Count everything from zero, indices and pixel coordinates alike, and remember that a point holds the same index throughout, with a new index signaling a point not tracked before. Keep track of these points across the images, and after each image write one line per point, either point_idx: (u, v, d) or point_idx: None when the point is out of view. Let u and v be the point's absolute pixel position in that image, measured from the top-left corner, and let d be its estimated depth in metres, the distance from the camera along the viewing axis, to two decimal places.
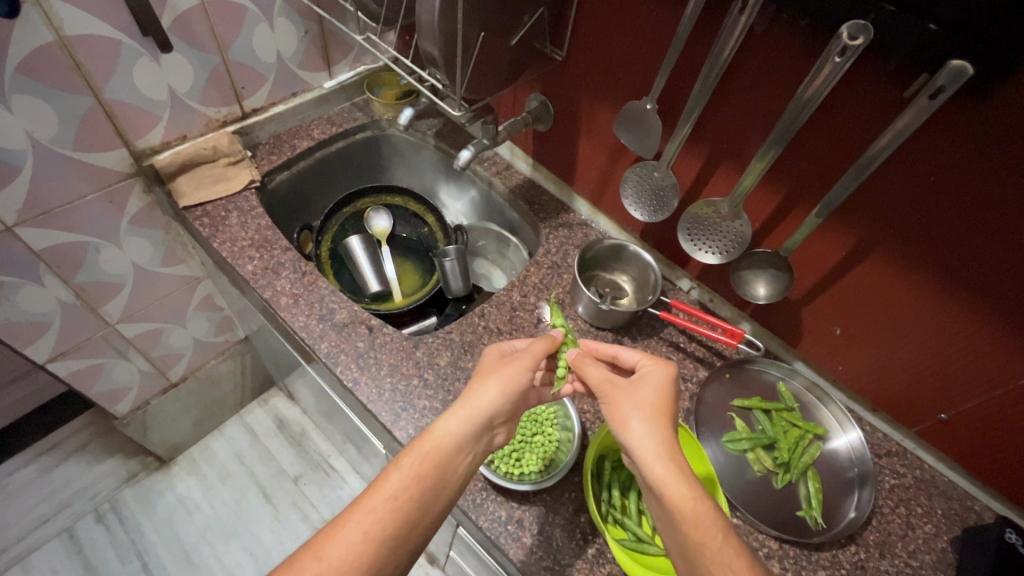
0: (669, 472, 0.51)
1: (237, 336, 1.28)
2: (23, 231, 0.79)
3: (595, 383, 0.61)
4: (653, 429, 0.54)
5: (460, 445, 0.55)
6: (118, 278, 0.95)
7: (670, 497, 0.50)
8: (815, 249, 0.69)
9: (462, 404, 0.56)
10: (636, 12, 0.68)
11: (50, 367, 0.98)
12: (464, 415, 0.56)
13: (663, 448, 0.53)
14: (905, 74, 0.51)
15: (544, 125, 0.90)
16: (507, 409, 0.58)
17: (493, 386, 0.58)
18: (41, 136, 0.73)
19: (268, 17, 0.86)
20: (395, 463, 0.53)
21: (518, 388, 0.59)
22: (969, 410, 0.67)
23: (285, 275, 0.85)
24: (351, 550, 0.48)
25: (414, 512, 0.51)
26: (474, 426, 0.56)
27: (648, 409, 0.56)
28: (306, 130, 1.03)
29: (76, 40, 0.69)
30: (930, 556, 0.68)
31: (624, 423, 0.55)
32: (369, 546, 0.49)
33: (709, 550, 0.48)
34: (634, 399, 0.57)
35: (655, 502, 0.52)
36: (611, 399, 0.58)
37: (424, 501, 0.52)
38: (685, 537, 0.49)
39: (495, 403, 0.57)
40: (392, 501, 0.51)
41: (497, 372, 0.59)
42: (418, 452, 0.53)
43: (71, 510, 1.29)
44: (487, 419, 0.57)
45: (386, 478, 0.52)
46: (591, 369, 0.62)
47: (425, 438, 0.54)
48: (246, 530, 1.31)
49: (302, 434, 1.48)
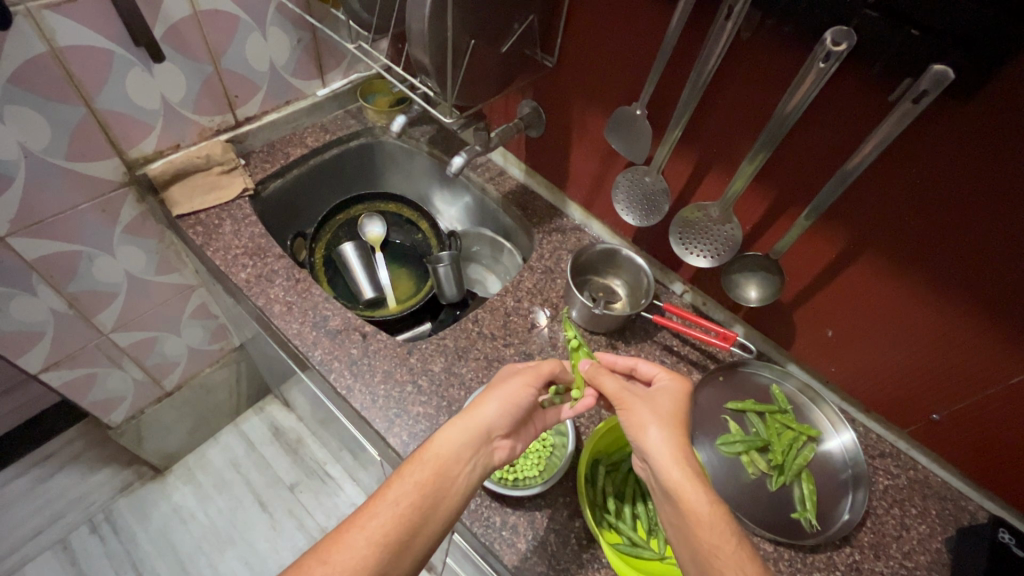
0: (685, 476, 0.52)
1: (232, 343, 1.28)
2: (16, 241, 0.78)
3: (611, 393, 0.60)
4: (668, 436, 0.55)
5: (460, 454, 0.55)
6: (111, 287, 0.95)
7: (687, 502, 0.50)
8: (805, 255, 0.69)
9: (462, 417, 0.57)
10: (626, 19, 0.69)
11: (43, 377, 0.97)
12: (464, 426, 0.56)
13: (679, 455, 0.53)
14: (889, 80, 0.51)
15: (535, 132, 0.91)
16: (506, 422, 0.59)
17: (495, 402, 0.58)
18: (33, 145, 0.73)
19: (260, 26, 0.86)
20: (397, 473, 0.53)
21: (516, 402, 0.59)
22: (960, 411, 0.67)
23: (278, 282, 0.85)
24: (355, 556, 0.48)
25: (418, 519, 0.51)
26: (472, 435, 0.56)
27: (664, 415, 0.57)
28: (300, 138, 1.04)
29: (68, 50, 0.69)
30: (926, 557, 0.68)
31: (641, 429, 0.56)
32: (373, 553, 0.48)
33: (723, 554, 0.48)
34: (652, 406, 0.58)
35: (667, 506, 0.53)
36: (625, 406, 0.58)
37: (426, 509, 0.52)
38: (697, 541, 0.49)
39: (494, 413, 0.58)
40: (396, 508, 0.51)
41: (498, 388, 0.60)
42: (420, 461, 0.54)
43: (66, 520, 1.28)
44: (487, 430, 0.57)
45: (389, 485, 0.52)
46: (606, 380, 0.61)
47: (426, 448, 0.55)
48: (243, 539, 1.31)
49: (298, 442, 1.47)
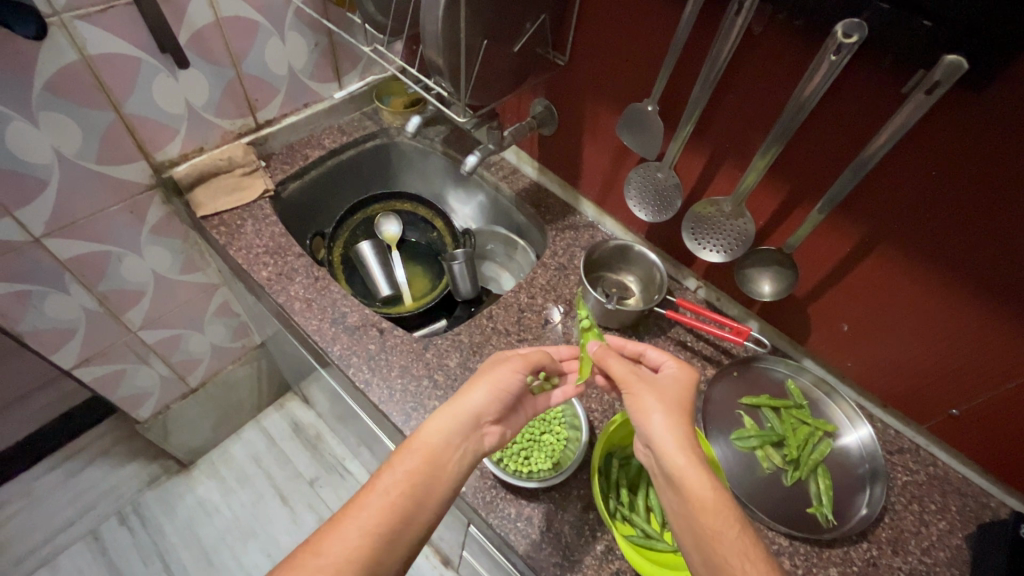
0: (690, 462, 0.52)
1: (253, 341, 1.32)
2: (50, 242, 0.82)
3: (618, 376, 0.60)
4: (673, 423, 0.55)
5: (449, 441, 0.56)
6: (138, 286, 0.99)
7: (691, 488, 0.51)
8: (819, 248, 0.69)
9: (450, 405, 0.58)
10: (636, 16, 0.70)
11: (76, 373, 1.01)
12: (452, 414, 0.57)
13: (683, 441, 0.54)
14: (901, 72, 0.52)
15: (548, 130, 0.92)
16: (495, 409, 0.60)
17: (484, 389, 0.59)
18: (66, 150, 0.76)
19: (279, 31, 0.89)
20: (388, 463, 0.55)
21: (505, 388, 0.60)
22: (977, 405, 0.67)
23: (298, 280, 0.88)
24: (348, 546, 0.49)
25: (408, 507, 0.52)
26: (460, 422, 0.57)
27: (671, 403, 0.57)
28: (317, 140, 1.06)
29: (97, 58, 0.72)
30: (944, 553, 0.68)
31: (644, 415, 0.56)
32: (365, 542, 0.49)
33: (727, 539, 0.49)
34: (658, 393, 0.58)
35: (671, 492, 0.53)
36: (633, 392, 0.58)
37: (417, 498, 0.53)
38: (701, 527, 0.50)
39: (482, 400, 0.59)
40: (386, 498, 0.52)
41: (485, 375, 0.61)
42: (408, 451, 0.55)
43: (96, 512, 1.33)
44: (476, 416, 0.58)
45: (380, 476, 0.54)
46: (614, 363, 0.61)
47: (415, 438, 0.56)
48: (265, 532, 1.34)
49: (317, 437, 1.50)
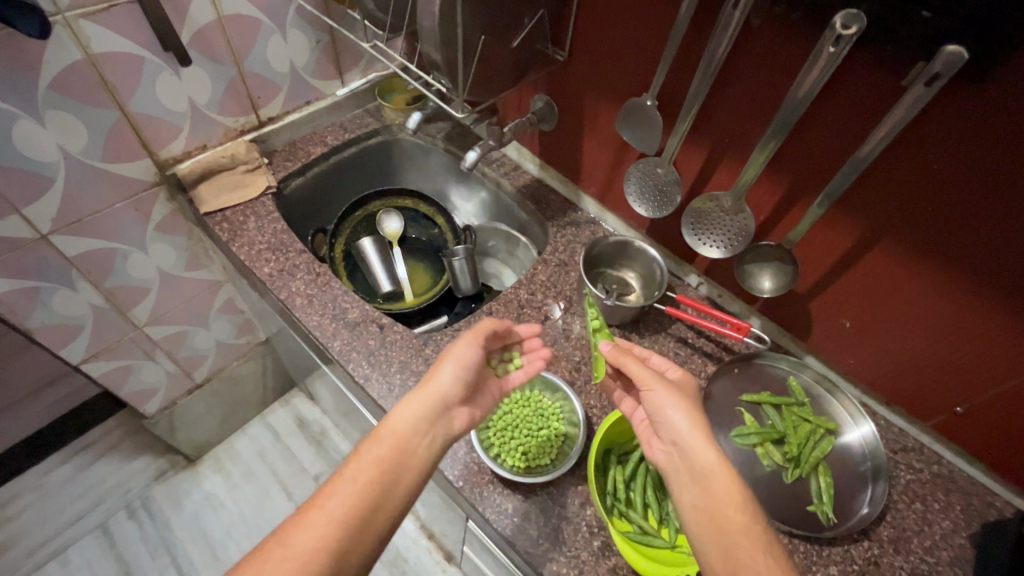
0: (717, 457, 0.52)
1: (258, 337, 1.33)
2: (57, 239, 0.83)
3: (635, 375, 0.59)
4: (693, 419, 0.56)
5: (416, 427, 0.57)
6: (144, 283, 1.00)
7: (719, 482, 0.51)
8: (820, 243, 0.68)
9: (417, 390, 0.59)
10: (634, 10, 0.69)
11: (84, 368, 1.03)
12: (418, 401, 0.58)
13: (707, 436, 0.54)
14: (901, 64, 0.51)
15: (548, 125, 0.92)
16: (461, 389, 0.61)
17: (448, 370, 0.60)
18: (72, 148, 0.77)
19: (280, 29, 0.89)
20: (356, 452, 0.54)
21: (468, 365, 0.61)
22: (983, 404, 0.66)
23: (300, 276, 0.88)
24: (316, 535, 0.48)
25: (378, 495, 0.52)
26: (427, 405, 0.58)
27: (689, 401, 0.57)
28: (320, 137, 1.07)
29: (101, 57, 0.73)
30: (948, 553, 0.67)
31: (663, 412, 0.56)
32: (333, 530, 0.49)
33: (755, 532, 0.49)
34: (677, 391, 0.58)
35: (692, 487, 0.53)
36: (651, 389, 0.58)
37: (386, 485, 0.53)
38: (729, 520, 0.49)
39: (446, 378, 0.60)
40: (355, 485, 0.52)
41: (447, 354, 0.62)
42: (377, 439, 0.55)
43: (106, 506, 1.35)
44: (441, 398, 0.59)
45: (348, 465, 0.53)
46: (631, 364, 0.60)
47: (382, 426, 0.56)
48: (270, 526, 1.35)
49: (322, 433, 1.52)
